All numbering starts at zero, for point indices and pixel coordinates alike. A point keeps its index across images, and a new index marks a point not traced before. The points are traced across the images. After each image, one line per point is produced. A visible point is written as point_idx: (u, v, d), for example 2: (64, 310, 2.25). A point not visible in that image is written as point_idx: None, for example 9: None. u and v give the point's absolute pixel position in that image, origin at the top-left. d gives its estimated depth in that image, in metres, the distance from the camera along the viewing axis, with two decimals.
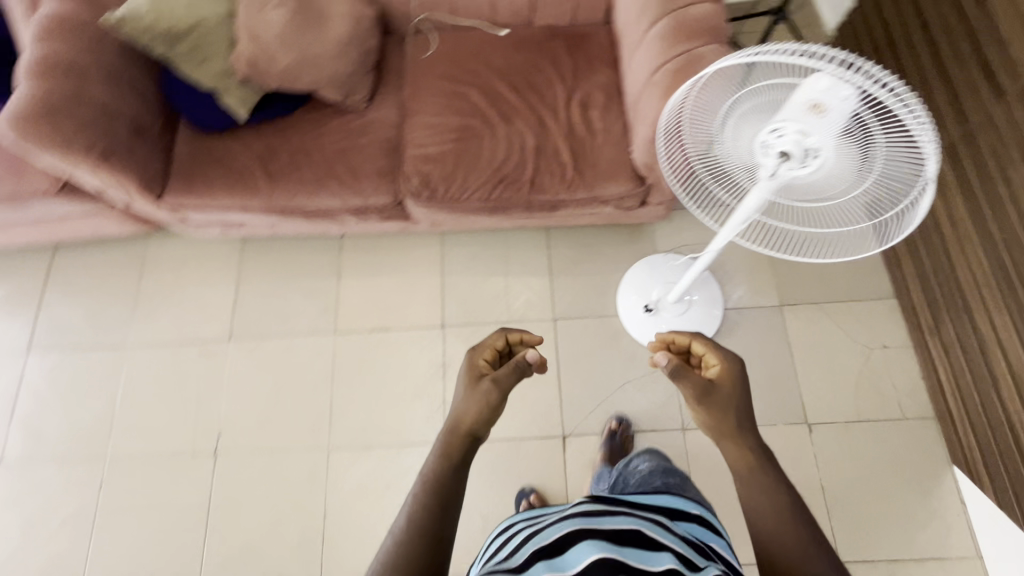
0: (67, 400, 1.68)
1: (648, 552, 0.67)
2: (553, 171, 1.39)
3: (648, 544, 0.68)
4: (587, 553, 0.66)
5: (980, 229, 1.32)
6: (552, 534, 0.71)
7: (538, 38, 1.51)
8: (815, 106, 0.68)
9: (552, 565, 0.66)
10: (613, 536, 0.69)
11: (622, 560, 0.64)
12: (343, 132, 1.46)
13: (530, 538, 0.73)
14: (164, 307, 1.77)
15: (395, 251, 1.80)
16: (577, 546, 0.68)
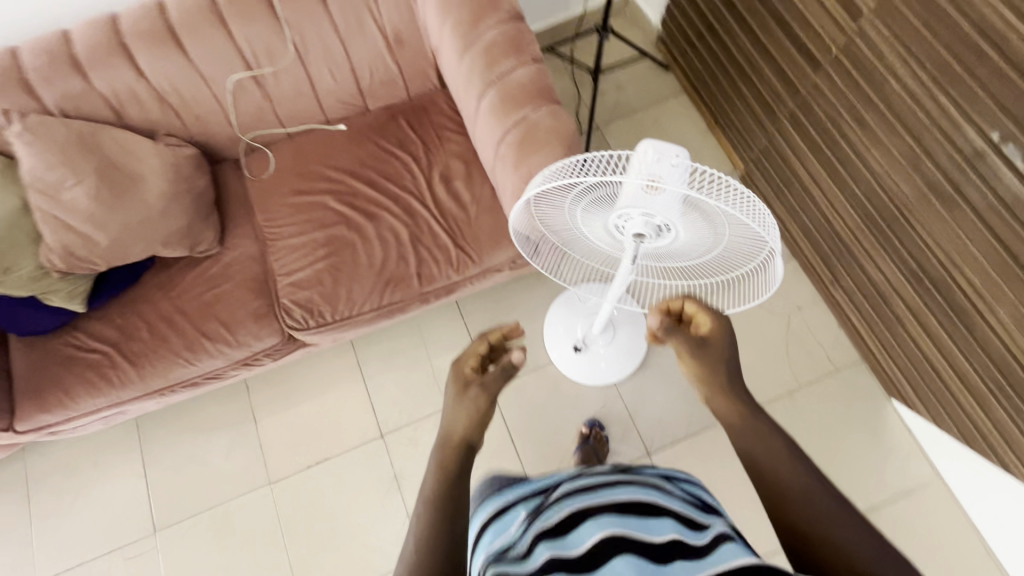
0: None
1: (651, 520, 0.67)
2: (437, 256, 1.32)
3: (649, 510, 0.69)
4: (590, 535, 0.65)
5: (841, 187, 1.39)
6: (552, 516, 0.70)
7: (379, 124, 1.44)
8: (648, 191, 0.70)
9: (556, 545, 0.65)
10: (612, 509, 0.69)
11: (627, 535, 0.64)
12: (201, 285, 1.32)
13: (530, 524, 0.72)
14: (66, 524, 1.55)
15: (308, 373, 1.67)
16: (580, 528, 0.67)
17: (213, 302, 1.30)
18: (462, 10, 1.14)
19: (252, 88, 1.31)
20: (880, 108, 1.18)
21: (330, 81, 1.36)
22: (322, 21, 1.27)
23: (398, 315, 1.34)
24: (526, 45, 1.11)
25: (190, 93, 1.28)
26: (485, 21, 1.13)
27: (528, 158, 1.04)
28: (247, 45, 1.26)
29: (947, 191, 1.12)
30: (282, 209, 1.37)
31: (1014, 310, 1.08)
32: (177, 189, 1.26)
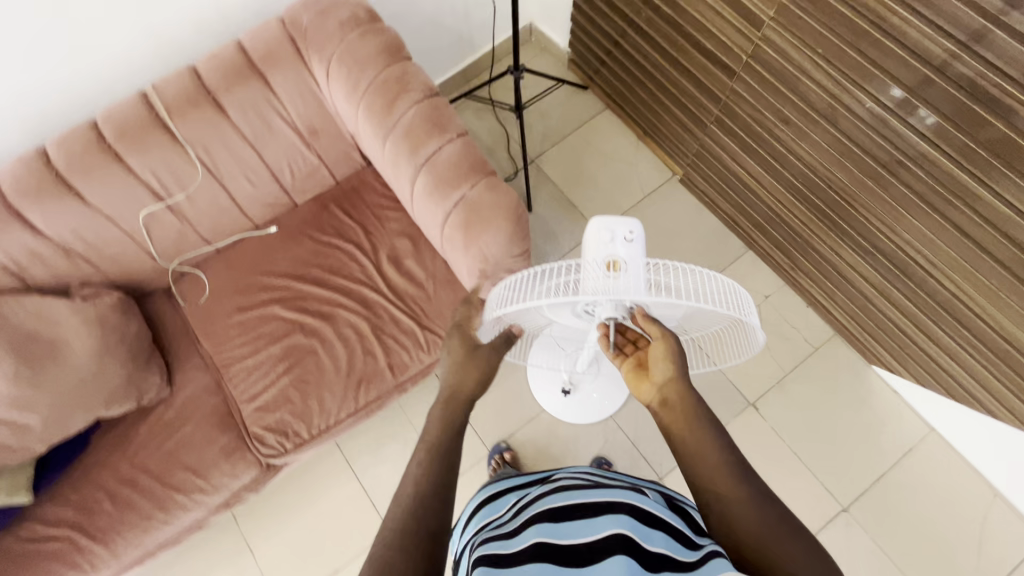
0: None
1: (646, 526, 0.62)
2: (404, 343, 1.26)
3: (646, 515, 0.63)
4: (582, 530, 0.62)
5: (779, 179, 1.43)
6: (547, 504, 0.68)
7: (311, 218, 1.36)
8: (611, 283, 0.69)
9: (547, 530, 0.63)
10: (608, 506, 0.64)
11: (620, 531, 0.60)
12: (157, 435, 1.21)
13: (526, 508, 0.71)
14: None
15: (296, 484, 1.56)
16: (574, 519, 0.64)
17: (175, 451, 1.19)
18: (374, 96, 1.10)
19: (167, 216, 1.23)
20: (799, 105, 1.22)
21: (248, 188, 1.28)
22: (225, 131, 1.19)
23: (378, 412, 1.27)
24: (447, 120, 1.07)
25: (100, 237, 1.19)
26: (400, 103, 1.08)
27: (478, 239, 1.00)
28: (150, 174, 1.17)
29: (873, 167, 1.17)
30: (228, 332, 1.28)
31: (966, 270, 1.13)
32: (107, 342, 1.16)
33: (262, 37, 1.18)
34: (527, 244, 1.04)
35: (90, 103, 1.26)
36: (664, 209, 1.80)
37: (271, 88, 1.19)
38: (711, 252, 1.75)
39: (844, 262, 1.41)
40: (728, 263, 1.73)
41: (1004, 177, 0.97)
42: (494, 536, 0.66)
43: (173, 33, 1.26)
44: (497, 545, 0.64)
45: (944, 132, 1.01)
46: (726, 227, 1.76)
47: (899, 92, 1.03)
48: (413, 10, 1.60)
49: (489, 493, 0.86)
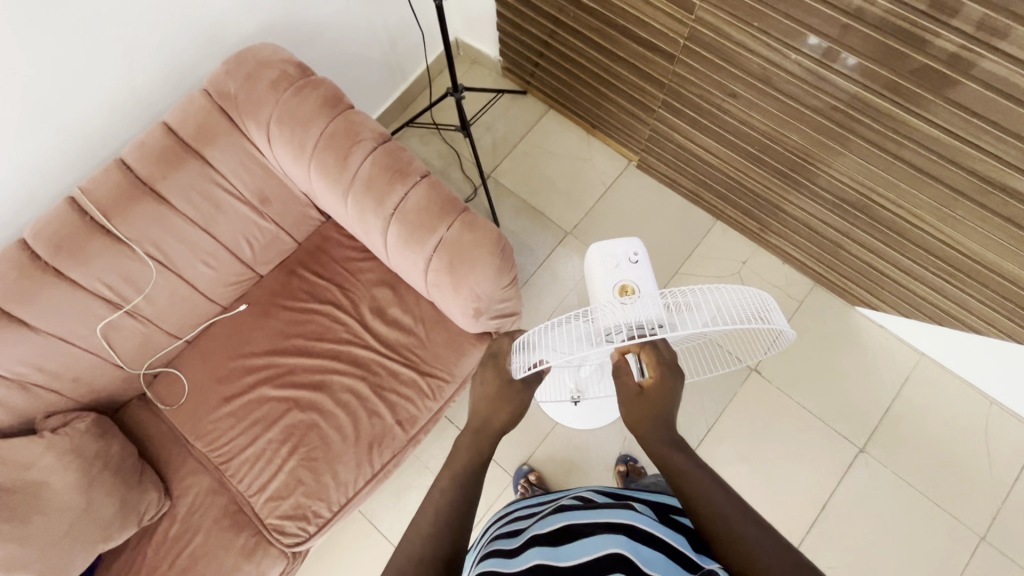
0: None
1: (645, 547, 0.59)
2: (408, 394, 1.21)
3: (646, 535, 0.61)
4: (580, 552, 0.60)
5: (734, 149, 1.45)
6: (548, 525, 0.67)
7: (280, 287, 1.29)
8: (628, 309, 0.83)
9: (547, 551, 0.61)
10: (607, 527, 0.62)
11: (618, 553, 0.58)
12: (168, 554, 1.12)
13: (528, 529, 0.69)
14: None
15: (323, 561, 1.49)
16: (574, 541, 0.62)
17: (190, 566, 1.11)
18: (325, 153, 1.06)
19: (127, 321, 1.16)
20: (742, 76, 1.24)
21: (208, 271, 1.21)
22: (171, 220, 1.13)
23: (395, 471, 1.21)
24: (408, 165, 1.06)
25: (59, 359, 1.11)
26: (354, 155, 1.06)
27: (465, 280, 1.00)
28: (100, 284, 1.10)
29: (819, 122, 1.19)
30: (219, 426, 1.20)
31: (928, 204, 1.17)
32: (91, 471, 1.07)
33: (189, 115, 1.12)
34: (514, 272, 1.05)
35: (13, 222, 1.16)
36: (628, 197, 1.81)
37: (210, 166, 1.13)
38: (683, 230, 1.76)
39: (811, 216, 1.45)
40: (700, 237, 1.75)
41: (937, 107, 0.99)
42: (495, 556, 0.66)
43: (91, 128, 1.17)
44: (497, 564, 0.63)
45: (870, 73, 1.03)
46: (691, 202, 1.79)
47: (819, 43, 1.05)
48: (338, 50, 1.55)
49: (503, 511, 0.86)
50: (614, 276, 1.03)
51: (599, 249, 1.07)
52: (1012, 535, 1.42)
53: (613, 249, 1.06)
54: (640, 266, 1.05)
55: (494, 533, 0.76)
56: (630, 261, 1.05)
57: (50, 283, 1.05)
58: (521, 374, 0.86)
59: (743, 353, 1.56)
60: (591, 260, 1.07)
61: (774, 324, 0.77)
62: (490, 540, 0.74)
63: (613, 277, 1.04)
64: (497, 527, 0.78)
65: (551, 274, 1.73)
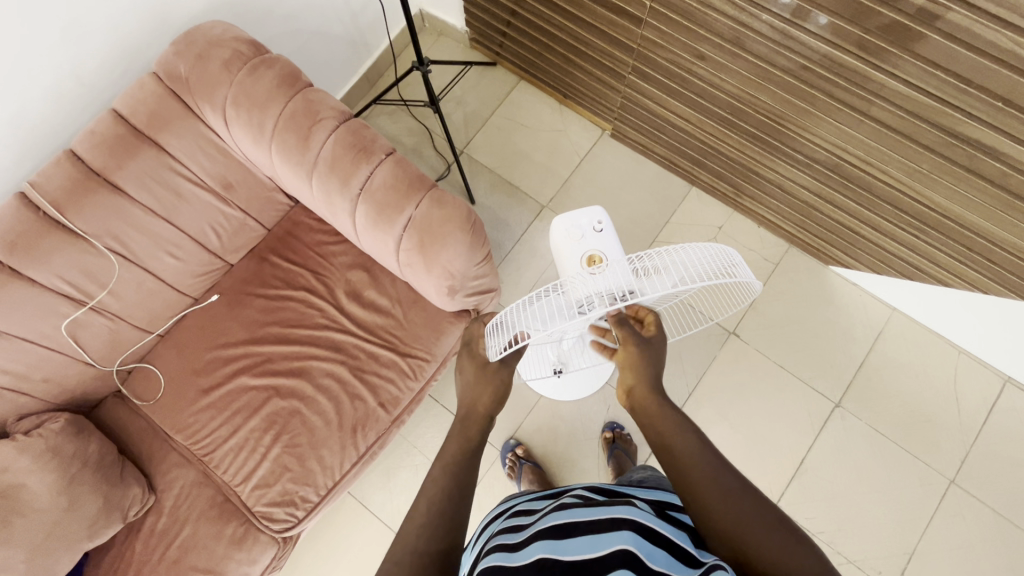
0: None
1: (651, 544, 0.57)
2: (389, 376, 1.21)
3: (652, 532, 0.59)
4: (585, 546, 0.57)
5: (705, 112, 1.44)
6: (549, 520, 0.63)
7: (251, 276, 1.27)
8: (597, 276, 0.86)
9: (551, 546, 0.58)
10: (611, 522, 0.59)
11: (625, 549, 0.55)
12: (157, 546, 1.12)
13: (526, 526, 0.65)
14: None
15: (317, 544, 1.50)
16: (578, 534, 0.59)
17: (180, 558, 1.11)
18: (285, 135, 1.03)
19: (94, 318, 1.13)
20: (711, 39, 1.22)
21: (174, 263, 1.18)
22: (132, 212, 1.09)
23: (381, 452, 1.22)
24: (371, 143, 1.03)
25: (26, 361, 1.09)
26: (315, 135, 1.03)
27: (437, 258, 0.99)
28: (62, 281, 1.06)
29: (790, 83, 1.18)
30: (199, 418, 1.19)
31: (898, 160, 1.17)
32: (69, 471, 1.06)
33: (139, 100, 1.07)
34: (487, 248, 1.05)
35: None
36: (602, 167, 1.80)
37: (167, 154, 1.10)
38: (659, 197, 1.76)
39: (784, 177, 1.45)
40: (675, 205, 1.75)
41: (904, 63, 0.99)
42: (494, 552, 0.61)
43: (37, 119, 1.12)
44: (499, 560, 0.59)
45: (840, 30, 1.02)
46: (666, 169, 1.78)
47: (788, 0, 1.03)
48: (297, 28, 1.49)
49: (494, 509, 0.81)
50: (580, 247, 1.03)
51: (564, 221, 1.06)
52: (979, 477, 1.48)
53: (577, 220, 1.06)
54: (604, 235, 1.05)
55: (491, 530, 0.72)
56: (595, 230, 1.04)
57: (8, 283, 1.01)
58: (497, 355, 0.85)
59: (722, 317, 1.58)
60: (556, 233, 1.06)
61: (740, 277, 0.78)
62: (485, 539, 0.69)
63: (579, 248, 1.04)
64: (493, 525, 0.74)
65: (530, 249, 1.72)
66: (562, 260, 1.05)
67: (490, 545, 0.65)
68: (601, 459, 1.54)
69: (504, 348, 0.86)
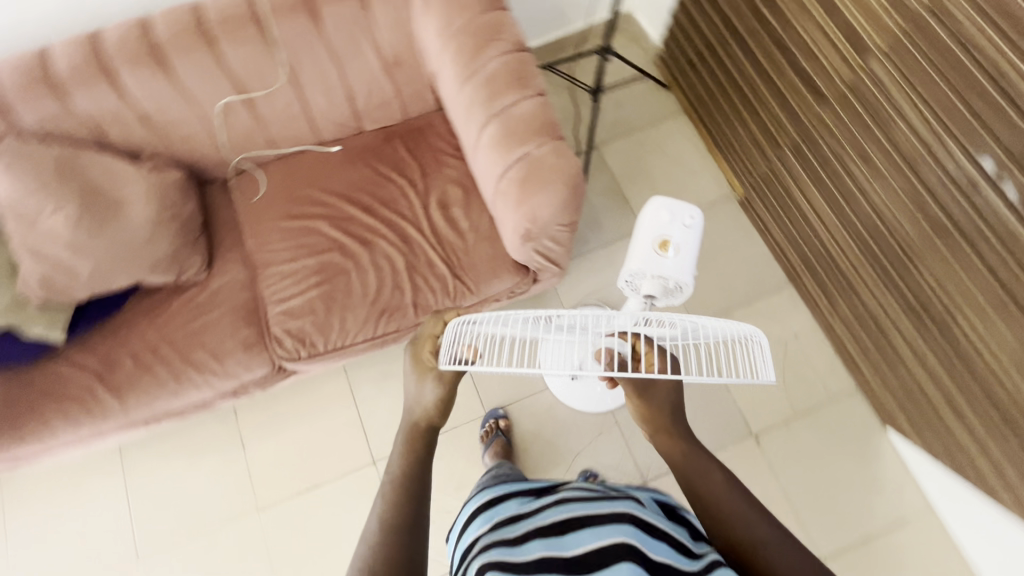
0: None
1: (649, 535, 0.61)
2: (434, 287, 1.28)
3: (650, 525, 0.63)
4: (587, 540, 0.61)
5: (842, 216, 1.39)
6: (550, 514, 0.66)
7: (373, 146, 1.40)
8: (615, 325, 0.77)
9: (552, 543, 0.62)
10: (612, 515, 0.63)
11: (629, 541, 0.59)
12: (187, 313, 1.27)
13: (518, 514, 0.69)
14: (54, 539, 1.53)
15: (297, 401, 1.63)
16: (580, 530, 0.63)
17: (198, 332, 1.25)
18: (466, 38, 1.13)
19: (243, 111, 1.30)
20: (885, 147, 1.19)
21: (322, 103, 1.33)
22: (317, 45, 1.25)
23: (392, 345, 1.30)
24: (530, 78, 1.11)
25: (180, 116, 1.27)
26: (489, 50, 1.12)
27: (531, 198, 1.04)
28: (238, 68, 1.23)
29: (942, 224, 1.13)
30: (271, 234, 1.33)
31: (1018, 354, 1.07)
32: (162, 215, 1.23)
33: None
34: (576, 215, 1.09)
35: None
36: (715, 224, 1.78)
37: (367, 11, 1.23)
38: (754, 277, 1.72)
39: (887, 316, 1.37)
40: (765, 292, 1.70)
41: None
42: (495, 543, 0.65)
43: None
44: (500, 555, 0.62)
45: None
46: (773, 257, 1.73)
47: (986, 145, 0.99)
48: None
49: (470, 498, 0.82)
50: (662, 235, 0.90)
51: (657, 203, 0.92)
52: None
53: (669, 208, 0.91)
54: (689, 234, 0.90)
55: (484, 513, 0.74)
56: (682, 224, 0.90)
57: (203, 50, 1.19)
58: (443, 361, 0.74)
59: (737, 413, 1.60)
60: (644, 213, 0.92)
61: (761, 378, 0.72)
62: (483, 525, 0.71)
63: (660, 237, 0.90)
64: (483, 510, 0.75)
65: (608, 259, 1.75)
66: (636, 237, 0.92)
67: (490, 533, 0.67)
68: (566, 475, 1.53)
69: (453, 359, 0.75)
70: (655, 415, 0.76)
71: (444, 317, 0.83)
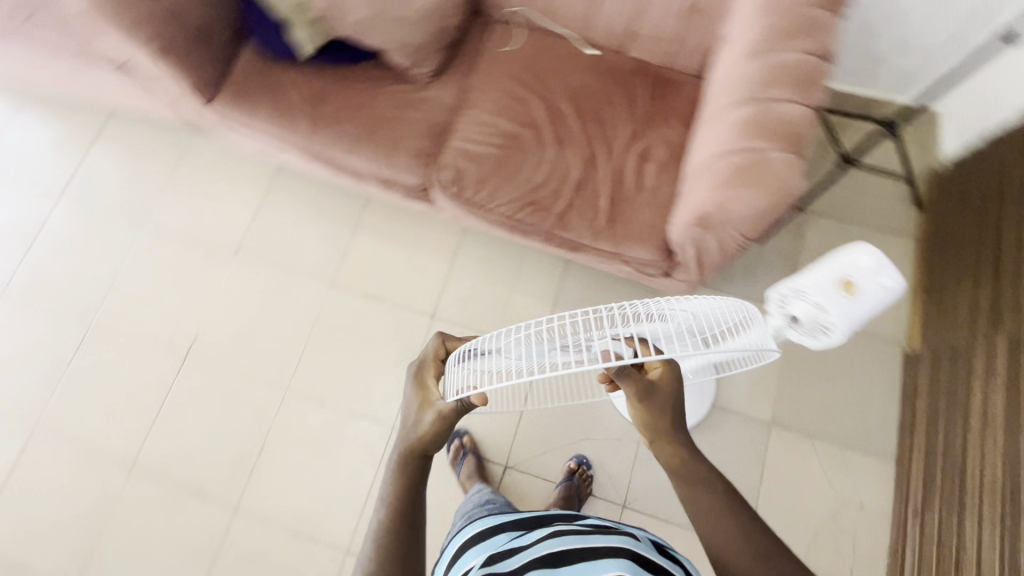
0: (90, 254, 1.80)
1: (642, 567, 0.68)
2: (585, 214, 1.31)
3: (643, 558, 0.70)
4: (580, 574, 0.68)
5: (1010, 433, 1.19)
6: (548, 548, 0.74)
7: (622, 70, 1.42)
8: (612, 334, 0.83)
9: None
10: (608, 550, 0.71)
11: (623, 573, 0.66)
12: (396, 100, 1.43)
13: (517, 550, 0.77)
14: (198, 198, 1.84)
15: (412, 229, 1.78)
16: (574, 565, 0.70)
17: (394, 120, 1.41)
18: (780, 19, 1.08)
19: None
20: None
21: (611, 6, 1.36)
22: None
23: (518, 236, 1.37)
24: (811, 90, 1.04)
25: None
26: (793, 42, 1.06)
27: (732, 189, 1.00)
28: None
29: None
30: (494, 85, 1.42)
31: None
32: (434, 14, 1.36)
33: None
34: (756, 233, 1.04)
35: None
36: (864, 355, 1.60)
37: None
38: (863, 428, 1.54)
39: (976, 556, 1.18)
40: (863, 448, 1.52)
41: None
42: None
43: None
44: None
45: None
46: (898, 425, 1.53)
47: None
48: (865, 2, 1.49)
49: (469, 527, 0.93)
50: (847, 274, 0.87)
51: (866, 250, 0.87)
52: None
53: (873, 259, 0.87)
54: (875, 292, 0.87)
55: (482, 549, 0.82)
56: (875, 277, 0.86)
57: None
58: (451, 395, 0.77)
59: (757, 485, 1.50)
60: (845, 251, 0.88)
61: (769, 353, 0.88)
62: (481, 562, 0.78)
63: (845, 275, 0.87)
64: (479, 548, 0.83)
65: None
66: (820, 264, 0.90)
67: (490, 569, 0.75)
68: (564, 447, 1.57)
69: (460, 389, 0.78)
70: (654, 419, 0.78)
71: (445, 342, 0.87)
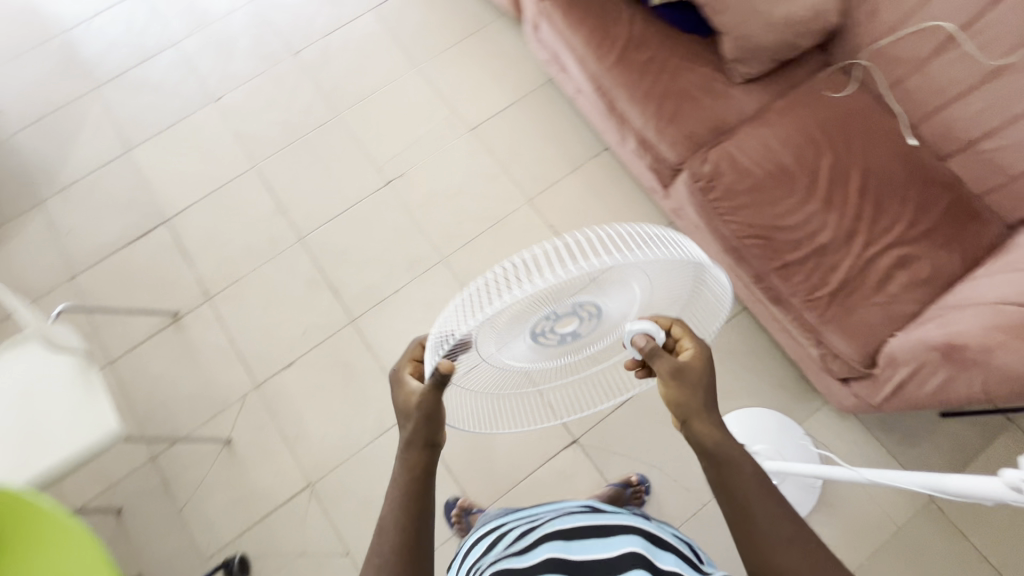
0: (369, 64, 2.05)
1: (653, 544, 0.72)
2: (811, 277, 1.27)
3: (654, 539, 0.74)
4: (593, 549, 0.71)
5: None
6: (559, 523, 0.76)
7: (931, 174, 1.33)
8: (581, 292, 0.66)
9: (560, 548, 0.72)
10: (621, 530, 0.74)
11: (636, 550, 0.69)
12: (702, 81, 1.45)
13: (524, 531, 0.79)
14: (470, 69, 2.01)
15: (622, 198, 1.82)
16: (584, 540, 0.73)
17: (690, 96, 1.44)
18: None
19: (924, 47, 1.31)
20: None
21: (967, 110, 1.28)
22: None
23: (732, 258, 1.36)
24: None
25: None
26: None
27: None
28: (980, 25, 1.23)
29: None
30: (799, 117, 1.40)
31: None
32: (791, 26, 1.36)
33: None
34: None
35: None
36: None
37: None
38: None
39: None
40: None
41: None
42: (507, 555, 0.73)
43: None
44: (511, 562, 0.71)
45: None
46: None
47: None
48: None
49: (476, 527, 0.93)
50: None
51: None
52: None
53: None
54: None
55: (486, 535, 0.83)
56: None
57: None
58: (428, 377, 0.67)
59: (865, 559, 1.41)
60: None
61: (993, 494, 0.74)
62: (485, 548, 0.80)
63: None
64: (478, 537, 0.84)
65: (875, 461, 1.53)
66: None
67: (497, 547, 0.77)
68: (635, 460, 1.56)
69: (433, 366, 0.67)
70: (688, 398, 0.72)
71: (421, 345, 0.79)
